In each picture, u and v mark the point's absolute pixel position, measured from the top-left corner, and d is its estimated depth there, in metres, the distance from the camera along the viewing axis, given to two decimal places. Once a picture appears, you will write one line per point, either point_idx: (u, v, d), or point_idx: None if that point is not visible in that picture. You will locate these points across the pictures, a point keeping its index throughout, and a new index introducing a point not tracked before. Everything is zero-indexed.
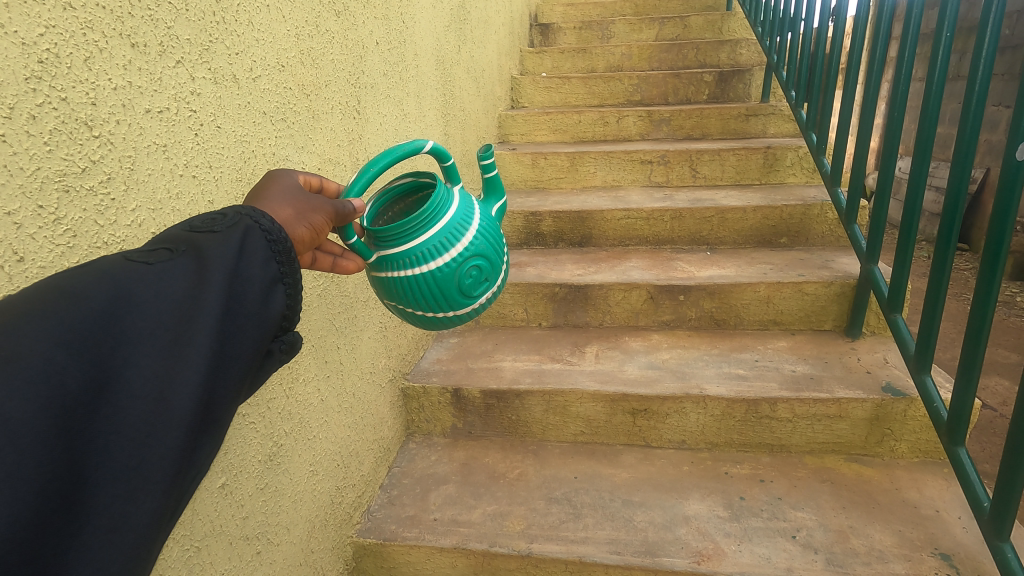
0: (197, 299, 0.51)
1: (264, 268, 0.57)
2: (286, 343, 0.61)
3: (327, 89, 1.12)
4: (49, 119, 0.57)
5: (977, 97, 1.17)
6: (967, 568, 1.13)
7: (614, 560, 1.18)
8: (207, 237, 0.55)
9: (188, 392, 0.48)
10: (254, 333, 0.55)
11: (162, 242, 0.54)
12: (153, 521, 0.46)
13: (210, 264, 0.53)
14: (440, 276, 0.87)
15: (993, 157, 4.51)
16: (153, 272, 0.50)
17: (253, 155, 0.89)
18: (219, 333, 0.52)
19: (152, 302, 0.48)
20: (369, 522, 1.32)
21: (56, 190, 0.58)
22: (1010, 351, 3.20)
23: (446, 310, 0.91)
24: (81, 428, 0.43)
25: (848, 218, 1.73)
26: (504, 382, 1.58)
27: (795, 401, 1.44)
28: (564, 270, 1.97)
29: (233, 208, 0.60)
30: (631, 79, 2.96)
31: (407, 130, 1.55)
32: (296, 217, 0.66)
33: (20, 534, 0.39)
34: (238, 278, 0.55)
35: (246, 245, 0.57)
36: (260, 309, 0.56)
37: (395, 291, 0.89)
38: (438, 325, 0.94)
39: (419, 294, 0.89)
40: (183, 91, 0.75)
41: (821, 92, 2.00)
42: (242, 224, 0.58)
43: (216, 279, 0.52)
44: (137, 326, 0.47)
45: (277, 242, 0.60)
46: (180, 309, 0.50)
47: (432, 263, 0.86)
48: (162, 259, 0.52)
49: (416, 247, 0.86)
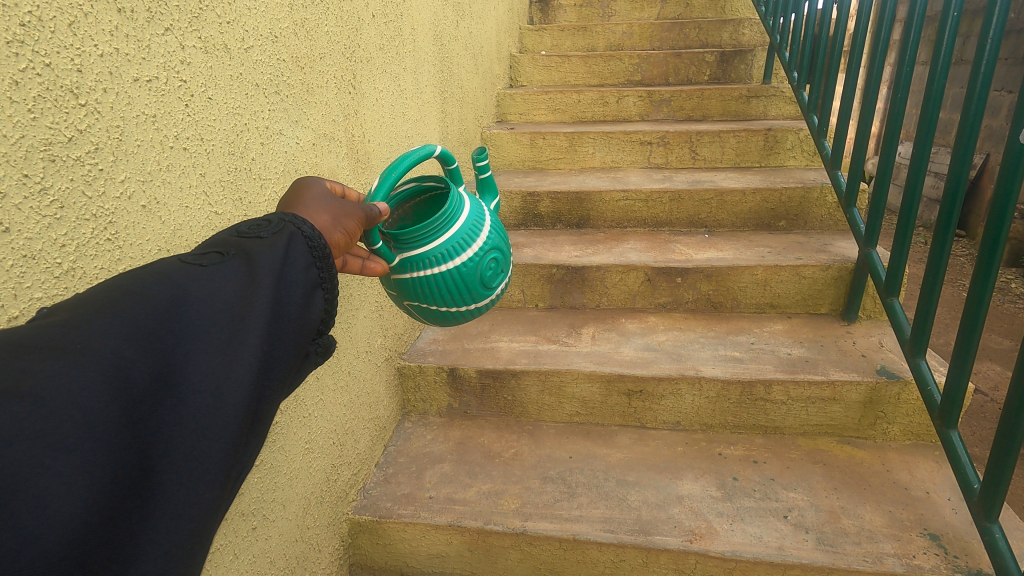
0: (247, 300, 0.54)
1: (305, 272, 0.61)
2: (322, 345, 0.65)
3: (322, 62, 1.09)
4: (33, 85, 0.55)
5: (983, 79, 1.15)
6: (956, 548, 1.14)
7: (607, 539, 1.19)
8: (256, 243, 0.60)
9: (241, 388, 0.51)
10: (295, 336, 0.58)
11: (213, 246, 0.59)
12: (209, 509, 0.49)
13: (259, 269, 0.57)
14: (464, 272, 0.87)
15: (993, 143, 4.51)
16: (206, 275, 0.54)
17: (244, 129, 0.87)
18: (267, 335, 0.55)
19: (208, 302, 0.52)
20: (365, 500, 1.32)
21: (40, 158, 0.56)
22: (1003, 337, 3.22)
23: (467, 303, 0.90)
24: (146, 418, 0.46)
25: (847, 201, 1.71)
26: (500, 362, 1.58)
27: (790, 383, 1.44)
28: (561, 251, 1.96)
29: (276, 215, 0.64)
30: (631, 59, 2.92)
31: (403, 109, 1.53)
32: (331, 221, 0.68)
33: (93, 515, 0.41)
34: (283, 281, 0.58)
35: (290, 252, 0.60)
36: (301, 313, 0.59)
37: (419, 291, 0.87)
38: (455, 320, 0.93)
39: (444, 291, 0.87)
40: (172, 59, 0.72)
41: (823, 74, 1.97)
42: (286, 231, 0.62)
43: (265, 283, 0.56)
44: (193, 324, 0.50)
45: (318, 247, 0.63)
46: (233, 309, 0.53)
47: (455, 259, 0.85)
48: (214, 263, 0.56)
49: (440, 246, 0.84)
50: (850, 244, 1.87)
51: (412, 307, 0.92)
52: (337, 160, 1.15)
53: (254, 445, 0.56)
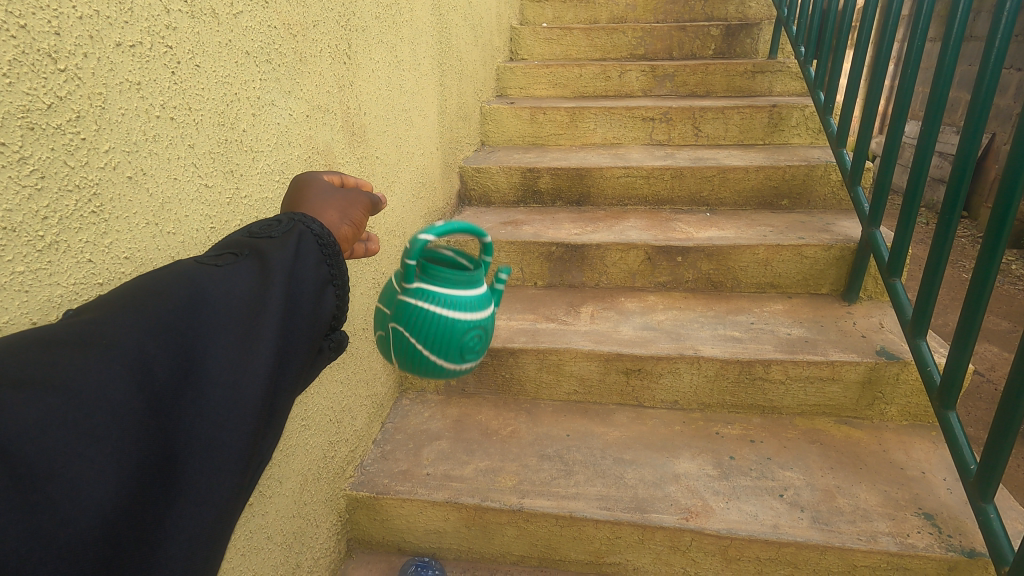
0: (262, 296, 0.53)
1: (316, 270, 0.59)
2: (335, 340, 0.64)
3: (315, 30, 1.05)
4: (8, 49, 0.53)
5: (996, 54, 1.11)
6: (949, 527, 1.15)
7: (603, 516, 1.20)
8: (268, 242, 0.58)
9: (258, 381, 0.50)
10: (307, 331, 0.58)
11: (227, 247, 0.58)
12: (228, 499, 0.48)
13: (273, 265, 0.55)
14: (457, 330, 0.78)
15: (1000, 122, 4.44)
16: (221, 272, 0.53)
17: (235, 99, 0.84)
18: (281, 329, 0.54)
19: (224, 300, 0.51)
20: (362, 476, 1.33)
21: (19, 126, 0.54)
22: (1001, 318, 3.22)
23: (435, 357, 0.80)
24: (168, 410, 0.46)
25: (852, 180, 1.69)
26: (498, 340, 1.57)
27: (789, 363, 1.44)
28: (561, 228, 1.94)
29: (286, 216, 0.62)
30: (635, 31, 2.84)
31: (399, 81, 1.49)
32: (337, 214, 0.66)
33: (122, 501, 0.42)
34: (295, 278, 0.57)
35: (301, 250, 0.59)
36: (313, 310, 0.58)
37: (408, 317, 0.78)
38: (415, 368, 0.82)
39: (427, 333, 0.78)
40: (156, 23, 0.69)
41: (832, 48, 1.92)
42: (297, 229, 0.60)
43: (279, 279, 0.55)
44: (212, 319, 0.50)
45: (328, 244, 0.61)
46: (248, 305, 0.52)
47: (452, 312, 0.77)
48: (229, 263, 0.55)
49: (447, 294, 0.77)
50: (853, 224, 1.85)
51: (382, 333, 0.83)
52: (331, 133, 1.13)
53: (272, 439, 0.56)
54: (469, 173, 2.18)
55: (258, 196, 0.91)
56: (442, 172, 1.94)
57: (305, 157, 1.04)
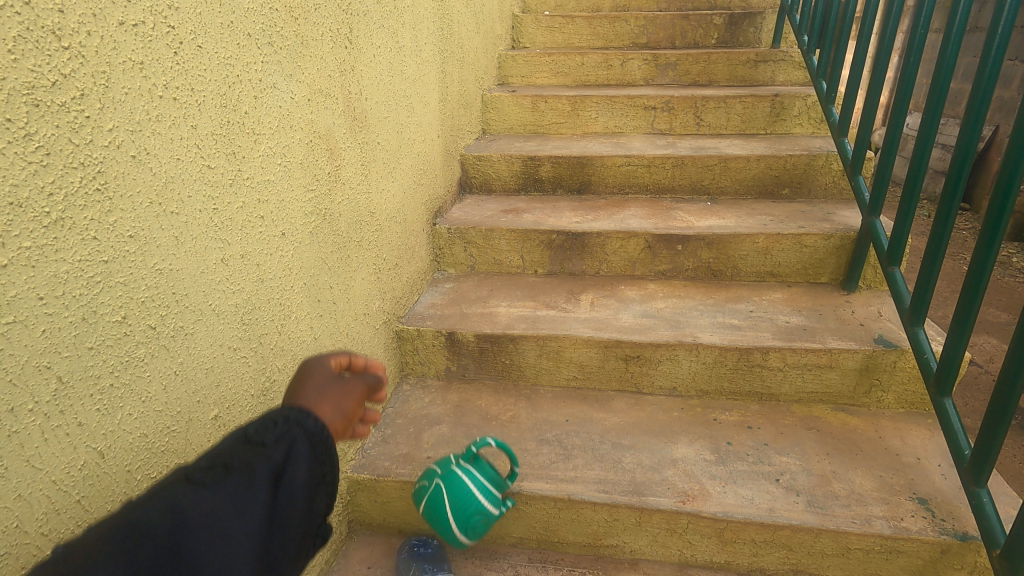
0: (247, 517, 0.50)
1: (308, 474, 0.55)
2: (324, 534, 0.59)
3: (316, 14, 1.05)
4: (12, 25, 0.53)
5: (999, 39, 1.11)
6: (943, 511, 1.16)
7: (601, 498, 1.21)
8: (260, 444, 0.54)
9: None
10: (297, 534, 0.55)
11: (216, 450, 0.54)
12: None
13: (260, 480, 0.52)
14: (477, 506, 1.03)
15: (1004, 114, 4.42)
16: (207, 491, 0.50)
17: (237, 81, 0.84)
18: (265, 546, 0.52)
19: (208, 523, 0.48)
20: (363, 460, 1.34)
21: (24, 103, 0.55)
22: (1001, 311, 3.22)
23: (447, 506, 1.02)
24: None
25: (853, 169, 1.69)
26: (498, 327, 1.58)
27: (787, 350, 1.45)
28: (561, 217, 1.94)
29: (280, 411, 0.57)
30: (637, 20, 2.83)
31: (401, 66, 1.49)
32: (334, 405, 0.61)
33: None
34: (285, 483, 0.54)
35: (293, 454, 0.55)
36: (303, 516, 0.55)
37: (444, 475, 1.04)
38: (426, 496, 1.04)
39: (454, 493, 1.02)
40: (159, 3, 0.69)
41: (835, 37, 1.91)
42: (290, 435, 0.55)
43: (264, 495, 0.52)
44: (195, 552, 0.48)
45: (321, 441, 0.57)
46: (233, 531, 0.50)
47: (480, 496, 1.03)
48: (216, 474, 0.52)
49: (481, 482, 1.04)
50: (853, 213, 1.85)
51: (421, 483, 1.07)
52: (332, 117, 1.13)
53: None
54: (470, 161, 2.18)
55: (260, 177, 0.91)
56: (443, 160, 1.94)
57: (306, 141, 1.04)
